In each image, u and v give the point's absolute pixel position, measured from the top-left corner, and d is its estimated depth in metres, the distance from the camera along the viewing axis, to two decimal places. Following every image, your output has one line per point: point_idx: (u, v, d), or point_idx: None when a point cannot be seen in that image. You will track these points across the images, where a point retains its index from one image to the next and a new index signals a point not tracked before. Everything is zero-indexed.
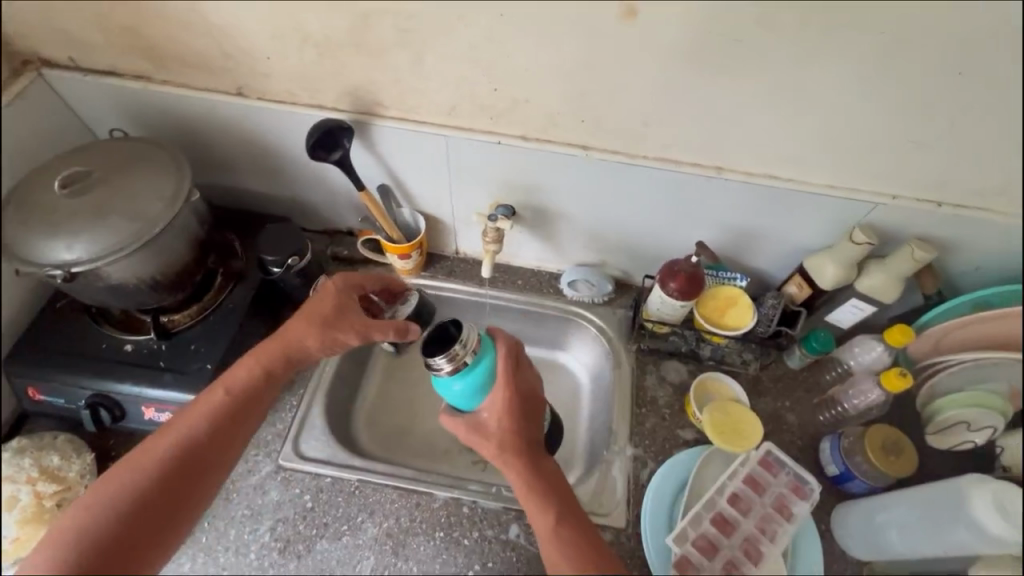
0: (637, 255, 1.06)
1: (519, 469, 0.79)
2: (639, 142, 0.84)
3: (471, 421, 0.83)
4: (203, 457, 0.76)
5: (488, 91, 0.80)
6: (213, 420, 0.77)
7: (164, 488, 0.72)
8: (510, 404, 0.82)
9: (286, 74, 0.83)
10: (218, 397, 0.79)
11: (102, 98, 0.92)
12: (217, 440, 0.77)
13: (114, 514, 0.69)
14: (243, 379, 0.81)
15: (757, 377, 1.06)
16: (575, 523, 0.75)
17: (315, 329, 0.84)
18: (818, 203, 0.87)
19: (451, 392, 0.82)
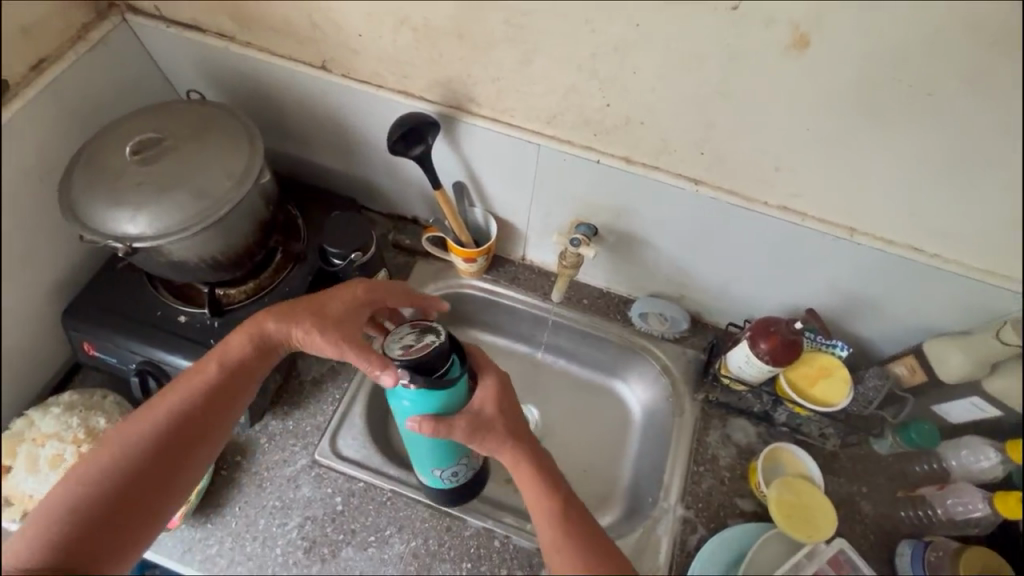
0: (722, 295, 0.96)
1: (528, 456, 0.75)
2: (762, 186, 0.71)
3: (471, 416, 0.74)
4: (197, 426, 0.71)
5: (599, 106, 0.69)
6: (201, 391, 0.72)
7: (151, 461, 0.67)
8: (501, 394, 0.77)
9: (377, 56, 0.75)
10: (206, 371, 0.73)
11: (184, 54, 0.87)
12: (212, 411, 0.72)
13: (103, 477, 0.65)
14: (237, 352, 0.76)
15: (833, 454, 0.94)
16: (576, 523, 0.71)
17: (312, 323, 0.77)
18: (964, 287, 0.73)
19: (400, 404, 0.73)
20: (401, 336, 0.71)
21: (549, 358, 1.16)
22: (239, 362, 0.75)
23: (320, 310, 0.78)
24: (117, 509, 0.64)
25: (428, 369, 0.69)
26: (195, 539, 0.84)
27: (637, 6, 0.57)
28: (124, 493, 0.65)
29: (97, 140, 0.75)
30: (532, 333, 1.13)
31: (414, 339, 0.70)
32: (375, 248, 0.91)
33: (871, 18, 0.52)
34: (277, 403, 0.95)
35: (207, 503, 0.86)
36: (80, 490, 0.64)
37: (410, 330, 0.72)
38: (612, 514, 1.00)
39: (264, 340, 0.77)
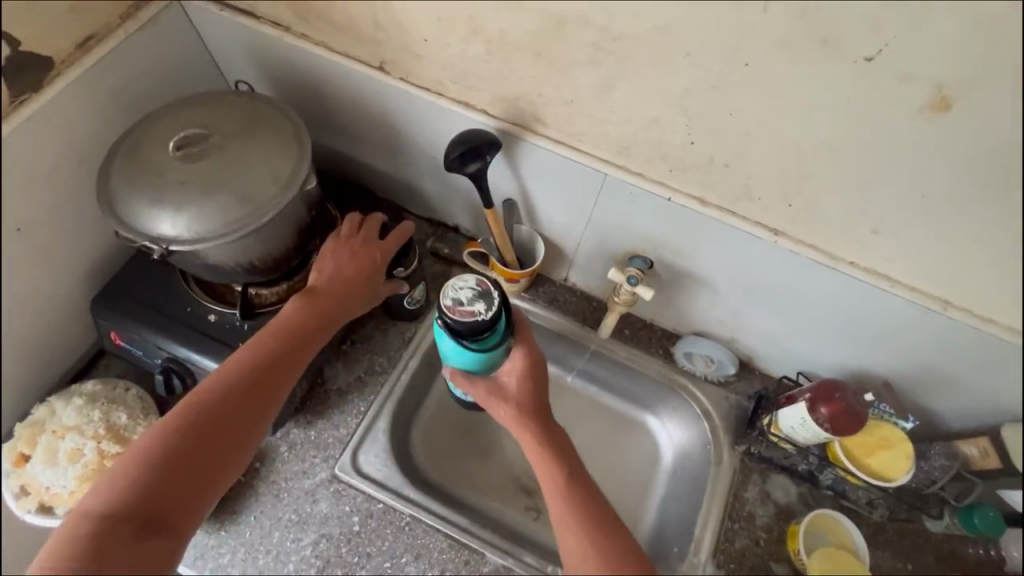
0: (779, 345, 0.89)
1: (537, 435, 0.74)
2: (852, 246, 0.65)
3: (489, 382, 0.77)
4: (268, 384, 0.68)
5: (682, 143, 0.63)
6: (264, 358, 0.69)
7: (221, 422, 0.64)
8: (523, 368, 0.78)
9: (441, 63, 0.70)
10: (266, 338, 0.71)
11: (236, 39, 0.82)
12: (274, 379, 0.69)
13: (177, 436, 0.61)
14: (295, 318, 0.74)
15: (879, 525, 0.88)
16: (586, 500, 0.68)
17: (352, 278, 0.78)
18: None
19: (443, 344, 0.78)
20: (460, 288, 0.74)
21: (580, 385, 1.09)
22: (304, 325, 0.73)
23: (338, 262, 0.79)
24: (185, 464, 0.60)
25: (466, 328, 0.73)
26: (208, 545, 0.82)
27: (749, 44, 0.51)
28: (195, 447, 0.61)
29: (141, 129, 0.71)
30: (564, 358, 1.07)
31: (467, 297, 0.73)
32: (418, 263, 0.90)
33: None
34: (301, 410, 0.91)
35: (223, 508, 0.84)
36: (153, 449, 0.60)
37: (472, 287, 0.74)
38: None
39: (327, 307, 0.76)
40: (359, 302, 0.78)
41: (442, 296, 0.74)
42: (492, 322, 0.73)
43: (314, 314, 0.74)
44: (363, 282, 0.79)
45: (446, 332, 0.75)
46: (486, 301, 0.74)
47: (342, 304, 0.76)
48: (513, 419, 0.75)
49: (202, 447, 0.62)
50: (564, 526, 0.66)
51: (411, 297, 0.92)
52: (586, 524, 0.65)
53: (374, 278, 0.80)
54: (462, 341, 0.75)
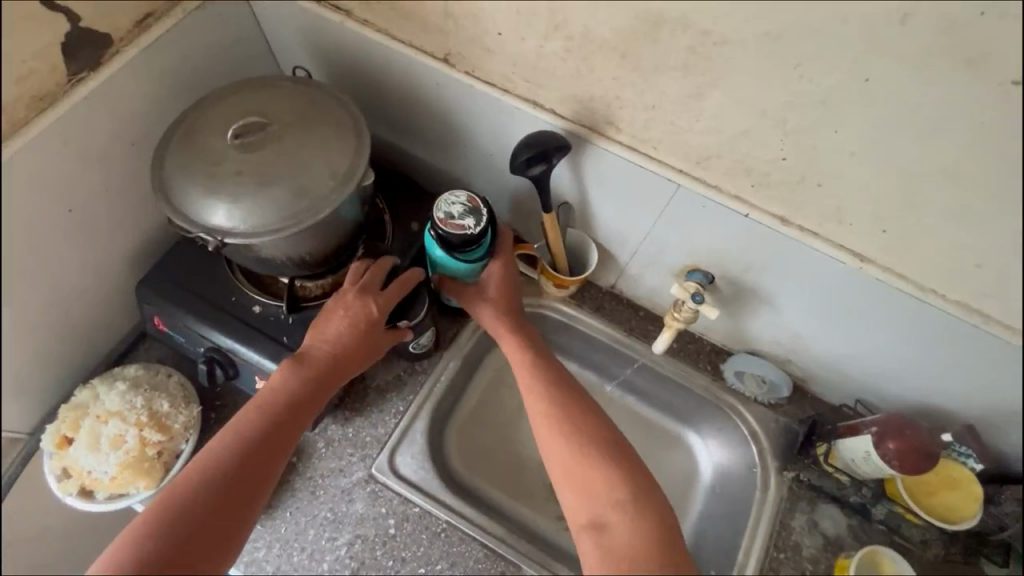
0: (840, 370, 0.85)
1: (507, 330, 0.84)
2: (947, 278, 0.60)
3: (467, 286, 0.85)
4: (259, 459, 0.66)
5: (771, 159, 0.58)
6: (253, 436, 0.67)
7: (209, 512, 0.60)
8: (498, 277, 0.84)
9: (512, 59, 0.66)
10: (253, 413, 0.69)
11: (294, 23, 0.79)
12: (264, 455, 0.66)
13: (165, 526, 0.58)
14: (283, 388, 0.71)
15: (932, 564, 0.83)
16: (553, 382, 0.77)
17: (344, 343, 0.75)
18: None
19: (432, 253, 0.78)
20: (452, 202, 0.73)
21: (621, 395, 1.06)
22: (294, 396, 0.71)
23: (329, 327, 0.76)
24: (176, 554, 0.57)
25: (454, 241, 0.73)
26: None
27: (869, 58, 0.47)
28: (185, 536, 0.58)
29: (197, 113, 0.68)
30: (606, 366, 1.04)
31: (458, 213, 0.72)
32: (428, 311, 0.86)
33: None
34: (339, 406, 0.89)
35: None
36: (139, 543, 0.56)
37: (463, 203, 0.73)
38: None
39: (317, 372, 0.73)
40: (354, 364, 0.76)
41: (434, 209, 0.73)
42: (480, 237, 0.73)
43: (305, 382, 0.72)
44: (358, 343, 0.75)
45: (436, 242, 0.75)
46: (476, 217, 0.73)
47: (334, 370, 0.74)
48: (487, 317, 0.85)
49: (194, 536, 0.58)
50: (532, 397, 0.77)
51: (416, 343, 0.87)
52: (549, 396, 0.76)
53: (374, 336, 0.77)
54: (450, 252, 0.75)
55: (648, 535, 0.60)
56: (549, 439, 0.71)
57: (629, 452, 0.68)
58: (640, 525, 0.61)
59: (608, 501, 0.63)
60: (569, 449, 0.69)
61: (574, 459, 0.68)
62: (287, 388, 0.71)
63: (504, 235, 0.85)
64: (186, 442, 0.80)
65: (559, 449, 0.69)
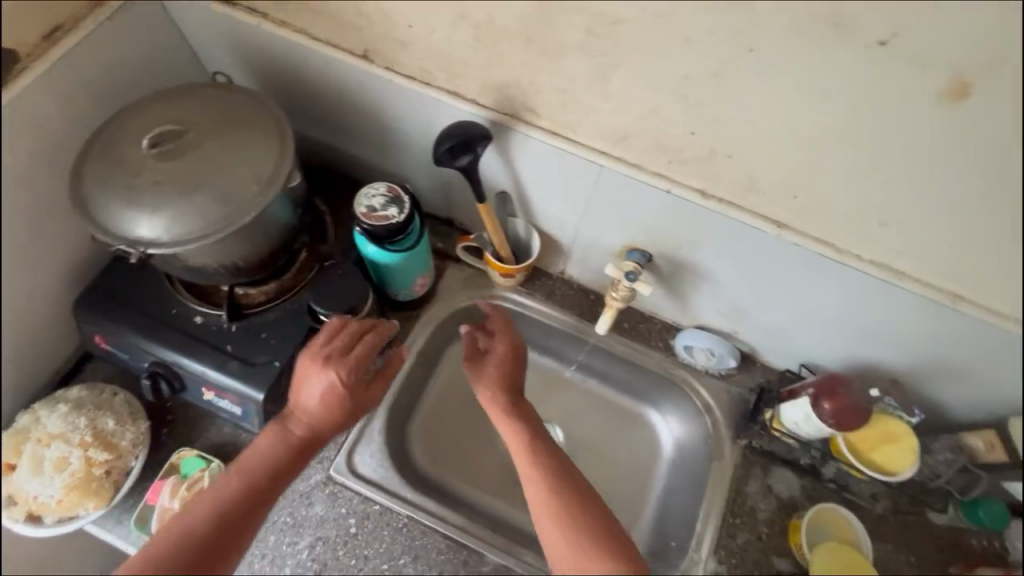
0: (781, 337, 0.87)
1: (497, 402, 0.79)
2: (858, 238, 0.62)
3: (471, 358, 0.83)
4: (224, 543, 0.60)
5: (681, 133, 0.60)
6: (225, 516, 0.62)
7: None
8: (506, 354, 0.83)
9: (427, 51, 0.66)
10: (227, 487, 0.64)
11: (214, 28, 0.79)
12: (229, 538, 0.61)
13: None
14: (259, 464, 0.67)
15: (882, 517, 0.86)
16: (541, 447, 0.73)
17: (322, 409, 0.71)
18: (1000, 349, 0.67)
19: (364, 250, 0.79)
20: (373, 196, 0.74)
21: (581, 378, 1.07)
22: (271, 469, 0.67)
23: (329, 393, 0.71)
24: None
25: (381, 231, 0.73)
26: None
27: None
28: None
29: (112, 126, 0.67)
30: (562, 352, 1.05)
31: (380, 204, 0.74)
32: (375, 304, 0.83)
33: None
34: None
35: None
36: None
37: (383, 194, 0.74)
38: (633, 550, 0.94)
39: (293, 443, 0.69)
40: (328, 431, 0.71)
41: (355, 206, 0.74)
42: (408, 223, 0.74)
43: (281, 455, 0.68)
44: (335, 410, 0.71)
45: (365, 238, 0.76)
46: (398, 206, 0.74)
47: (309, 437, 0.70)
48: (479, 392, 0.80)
49: None
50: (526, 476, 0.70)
51: None
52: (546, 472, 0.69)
53: (352, 400, 0.72)
54: (381, 245, 0.76)
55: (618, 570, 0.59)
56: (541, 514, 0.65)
57: (606, 512, 0.65)
58: None
59: None
60: (554, 525, 0.63)
61: (574, 551, 0.61)
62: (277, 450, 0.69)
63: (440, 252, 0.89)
64: (136, 459, 0.79)
65: (545, 523, 0.64)
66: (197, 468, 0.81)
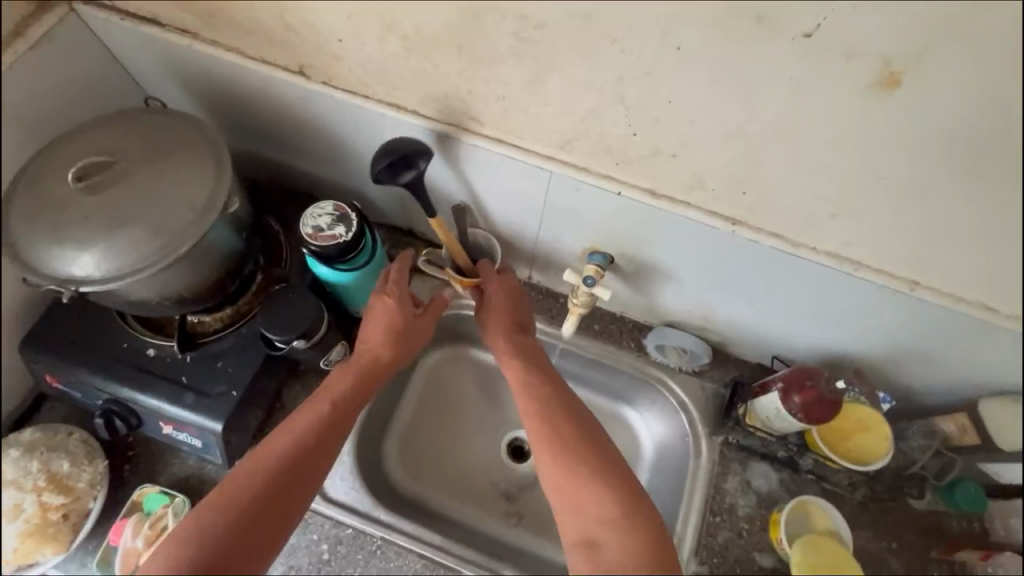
0: (751, 331, 0.86)
1: (503, 338, 0.78)
2: (811, 230, 0.61)
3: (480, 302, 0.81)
4: (311, 462, 0.60)
5: (623, 135, 0.58)
6: (302, 439, 0.61)
7: (248, 533, 0.54)
8: (502, 296, 0.80)
9: (360, 64, 0.64)
10: (305, 413, 0.64)
11: (147, 51, 0.76)
12: (317, 456, 0.61)
13: (204, 542, 0.52)
14: (338, 390, 0.68)
15: (862, 505, 0.85)
16: (549, 391, 0.69)
17: (390, 337, 0.74)
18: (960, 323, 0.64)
19: (318, 271, 0.77)
20: (319, 215, 0.72)
21: None
22: (349, 399, 0.67)
23: (389, 321, 0.74)
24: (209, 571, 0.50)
25: (330, 251, 0.72)
26: None
27: (676, 25, 0.47)
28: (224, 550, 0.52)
29: (45, 156, 0.65)
30: None
31: (327, 224, 0.72)
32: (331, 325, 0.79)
33: (968, 60, 0.42)
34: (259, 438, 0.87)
35: None
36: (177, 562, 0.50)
37: (330, 212, 0.73)
38: None
39: (366, 373, 0.70)
40: (401, 357, 0.74)
41: (301, 225, 0.72)
42: (356, 241, 0.72)
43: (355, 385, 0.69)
44: (394, 345, 0.74)
45: (316, 259, 0.74)
46: (346, 224, 0.72)
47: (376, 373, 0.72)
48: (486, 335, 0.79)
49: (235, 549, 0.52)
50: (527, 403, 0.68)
51: (327, 360, 0.82)
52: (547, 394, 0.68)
53: (411, 327, 0.76)
54: (331, 265, 0.74)
55: (645, 550, 0.53)
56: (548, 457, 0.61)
57: (624, 462, 0.60)
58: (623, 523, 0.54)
59: (600, 517, 0.55)
60: (569, 467, 0.59)
61: (572, 466, 0.59)
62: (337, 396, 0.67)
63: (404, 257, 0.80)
64: (95, 500, 0.78)
65: (554, 472, 0.60)
66: (159, 505, 0.79)
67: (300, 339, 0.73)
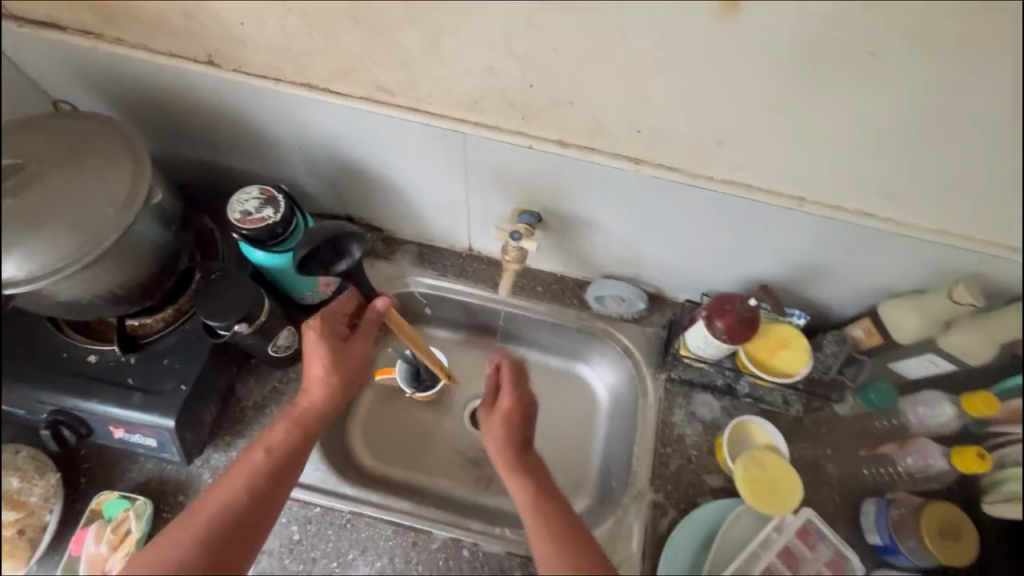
0: (678, 271, 0.92)
1: (511, 422, 0.77)
2: (703, 160, 0.67)
3: (508, 380, 0.79)
4: (252, 514, 0.66)
5: (522, 88, 0.63)
6: (243, 495, 0.66)
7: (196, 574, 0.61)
8: (512, 407, 0.77)
9: (266, 45, 0.67)
10: (247, 468, 0.68)
11: (53, 59, 0.76)
12: (261, 508, 0.67)
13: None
14: (279, 441, 0.71)
15: (797, 420, 0.94)
16: (558, 504, 0.70)
17: (328, 375, 0.74)
18: (847, 231, 0.70)
19: (254, 258, 0.79)
20: (246, 200, 0.75)
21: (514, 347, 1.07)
22: (285, 447, 0.70)
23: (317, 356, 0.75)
24: None
25: (260, 234, 0.74)
26: None
27: None
28: None
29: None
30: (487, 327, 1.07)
31: (255, 207, 0.74)
32: (272, 309, 0.81)
33: None
34: (217, 434, 0.87)
35: None
36: None
37: (257, 196, 0.75)
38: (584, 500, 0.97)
39: (303, 421, 0.73)
40: (337, 403, 0.75)
41: (230, 211, 0.74)
42: (286, 221, 0.75)
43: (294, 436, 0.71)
44: (337, 386, 0.75)
45: (249, 245, 0.76)
46: (273, 206, 0.74)
47: (318, 421, 0.74)
48: (489, 419, 0.78)
49: None
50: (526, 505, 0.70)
51: (275, 346, 0.83)
52: (555, 502, 0.70)
53: (348, 356, 0.76)
54: (265, 249, 0.76)
55: None
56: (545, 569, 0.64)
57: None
58: None
59: None
60: None
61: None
62: (278, 451, 0.70)
63: (370, 305, 0.78)
64: (50, 512, 0.78)
65: None
66: (120, 509, 0.80)
67: (241, 322, 0.76)
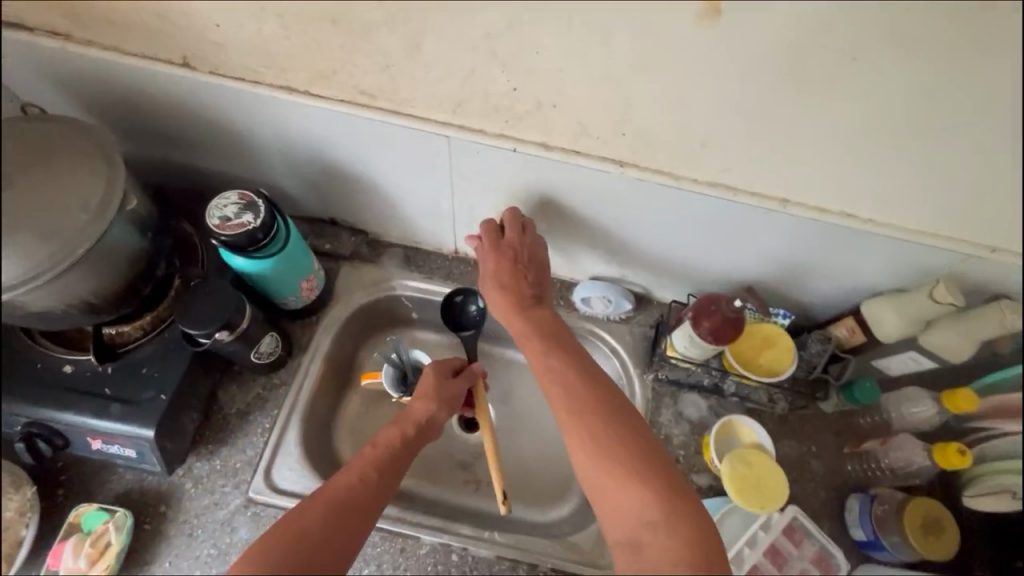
0: (664, 272, 0.92)
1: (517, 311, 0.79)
2: (687, 163, 0.67)
3: (491, 237, 0.80)
4: (364, 502, 0.64)
5: (505, 91, 0.63)
6: (366, 485, 0.65)
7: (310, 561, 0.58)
8: (504, 270, 0.80)
9: (243, 47, 0.66)
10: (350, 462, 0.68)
11: (20, 60, 0.73)
12: (373, 495, 0.65)
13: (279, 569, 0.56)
14: (386, 443, 0.71)
15: (783, 418, 0.94)
16: (573, 365, 0.72)
17: (445, 400, 0.79)
18: (830, 231, 0.71)
19: (235, 264, 0.77)
20: (225, 205, 0.73)
21: (501, 349, 1.06)
22: (403, 450, 0.71)
23: (449, 391, 0.80)
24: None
25: (240, 240, 0.73)
26: None
27: None
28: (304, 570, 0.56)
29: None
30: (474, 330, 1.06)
31: (234, 213, 0.73)
32: (254, 316, 0.80)
33: None
34: (199, 443, 0.85)
35: (132, 563, 0.78)
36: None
37: (236, 202, 0.74)
38: (573, 501, 0.95)
39: (413, 428, 0.74)
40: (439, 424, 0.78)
41: (208, 217, 0.73)
42: (267, 227, 0.73)
43: (394, 438, 0.72)
44: (442, 402, 0.79)
45: (229, 251, 0.75)
46: (253, 211, 0.73)
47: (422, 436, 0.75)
48: (489, 276, 0.80)
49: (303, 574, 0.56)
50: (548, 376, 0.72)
51: (258, 352, 0.82)
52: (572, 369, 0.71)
53: (455, 388, 0.81)
54: (246, 254, 0.75)
55: (686, 517, 0.58)
56: (604, 493, 0.61)
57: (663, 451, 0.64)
58: (662, 489, 0.60)
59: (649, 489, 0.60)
60: (601, 447, 0.63)
61: (612, 442, 0.64)
62: (392, 445, 0.71)
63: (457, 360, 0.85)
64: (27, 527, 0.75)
65: (596, 466, 0.63)
66: (99, 522, 0.78)
67: (222, 330, 0.75)
